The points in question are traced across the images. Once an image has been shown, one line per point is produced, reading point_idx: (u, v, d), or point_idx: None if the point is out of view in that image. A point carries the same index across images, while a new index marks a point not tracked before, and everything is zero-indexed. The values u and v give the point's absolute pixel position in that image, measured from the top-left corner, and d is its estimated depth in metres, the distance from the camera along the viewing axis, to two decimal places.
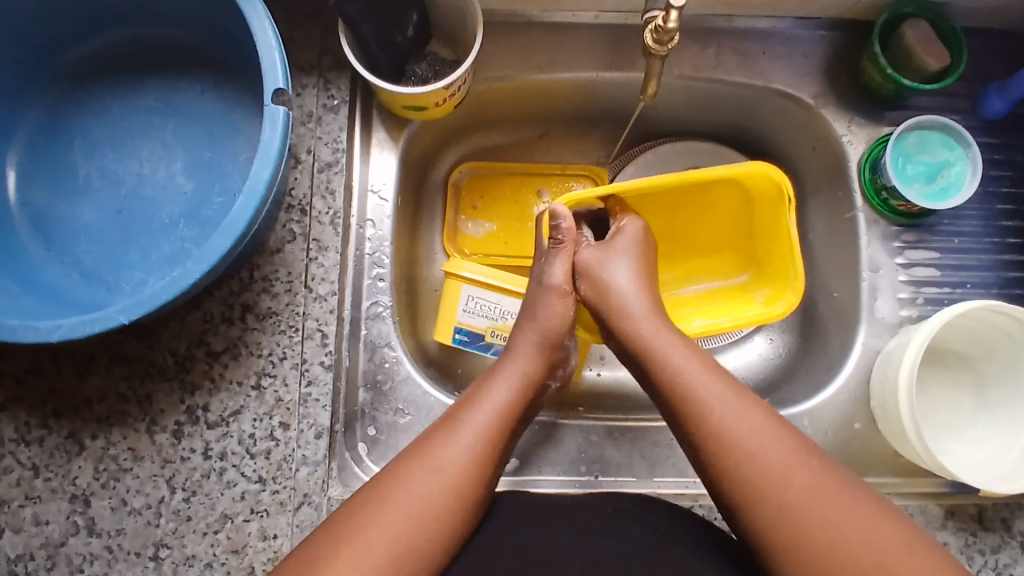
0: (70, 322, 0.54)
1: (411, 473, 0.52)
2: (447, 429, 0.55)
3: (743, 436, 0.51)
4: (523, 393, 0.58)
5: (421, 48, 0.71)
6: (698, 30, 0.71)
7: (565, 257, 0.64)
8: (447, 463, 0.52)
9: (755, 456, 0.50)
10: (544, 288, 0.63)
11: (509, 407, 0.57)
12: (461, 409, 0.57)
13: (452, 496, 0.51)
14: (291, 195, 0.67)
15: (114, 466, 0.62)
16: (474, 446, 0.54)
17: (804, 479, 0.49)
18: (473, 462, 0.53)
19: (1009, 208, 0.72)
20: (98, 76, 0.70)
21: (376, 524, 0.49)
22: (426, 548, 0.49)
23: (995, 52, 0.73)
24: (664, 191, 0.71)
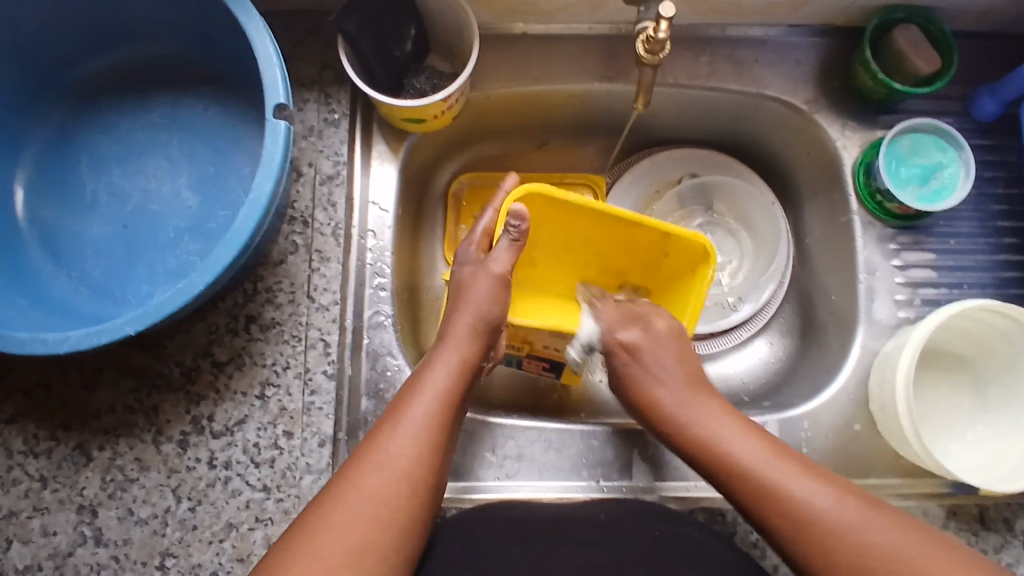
0: (77, 334, 0.55)
1: (362, 472, 0.53)
2: (390, 422, 0.56)
3: (692, 414, 0.61)
4: (461, 381, 0.59)
5: (419, 61, 0.72)
6: (692, 39, 0.72)
7: (512, 246, 0.63)
8: (393, 457, 0.53)
9: (708, 429, 0.59)
10: (485, 270, 0.63)
11: (446, 395, 0.58)
12: (403, 401, 0.57)
13: (401, 487, 0.52)
14: (293, 207, 0.68)
15: (121, 477, 0.63)
16: (417, 438, 0.55)
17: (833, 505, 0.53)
18: (417, 452, 0.54)
19: (1004, 209, 0.72)
20: (104, 95, 0.72)
21: (330, 525, 0.50)
22: (383, 542, 0.50)
23: (986, 54, 0.74)
24: (593, 226, 0.69)
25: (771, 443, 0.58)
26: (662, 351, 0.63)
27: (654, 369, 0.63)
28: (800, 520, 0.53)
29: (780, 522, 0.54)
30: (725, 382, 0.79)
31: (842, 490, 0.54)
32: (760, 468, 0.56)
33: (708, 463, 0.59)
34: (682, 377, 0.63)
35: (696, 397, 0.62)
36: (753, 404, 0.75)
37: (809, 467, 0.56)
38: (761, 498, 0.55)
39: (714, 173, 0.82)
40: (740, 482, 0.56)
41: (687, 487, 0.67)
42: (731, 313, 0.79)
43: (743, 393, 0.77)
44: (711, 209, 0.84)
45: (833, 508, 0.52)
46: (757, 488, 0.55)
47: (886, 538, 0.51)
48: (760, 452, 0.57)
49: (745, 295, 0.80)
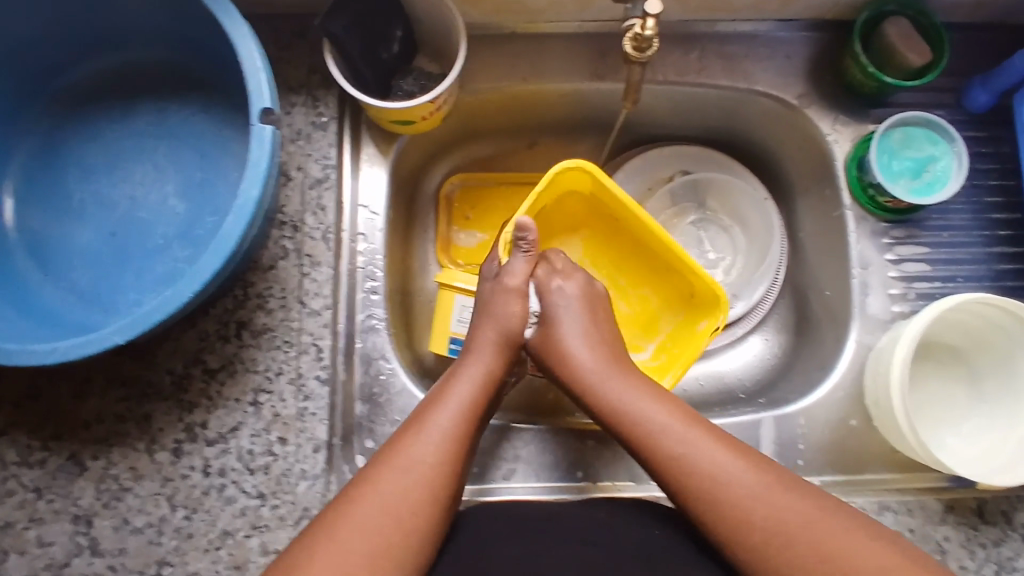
0: (66, 345, 0.54)
1: (383, 474, 0.52)
2: (412, 428, 0.56)
3: (608, 378, 0.60)
4: (484, 393, 0.59)
5: (407, 63, 0.72)
6: (681, 35, 0.72)
7: (526, 259, 0.65)
8: (418, 461, 0.53)
9: (615, 396, 0.58)
10: (501, 285, 0.64)
11: (471, 403, 0.58)
12: (428, 409, 0.57)
13: (424, 491, 0.52)
14: (283, 212, 0.67)
15: (115, 486, 0.62)
16: (440, 442, 0.55)
17: (745, 474, 0.52)
18: (444, 459, 0.54)
19: (998, 201, 0.72)
20: (90, 103, 0.71)
21: (350, 523, 0.50)
22: (406, 544, 0.50)
23: (977, 46, 0.73)
24: (628, 218, 0.73)
25: (683, 409, 0.57)
26: (574, 306, 0.64)
27: (570, 325, 0.62)
28: (693, 484, 0.53)
29: (681, 484, 0.53)
30: (720, 378, 0.79)
31: (745, 457, 0.53)
32: (675, 435, 0.55)
33: (618, 423, 0.58)
34: (596, 346, 0.62)
35: (618, 369, 0.60)
36: (748, 401, 0.75)
37: (717, 434, 0.55)
38: (668, 461, 0.54)
39: (709, 170, 0.81)
40: (645, 444, 0.56)
41: None
42: None
43: (739, 390, 0.77)
44: (704, 206, 0.83)
45: (748, 475, 0.52)
46: (666, 456, 0.54)
47: (776, 509, 0.50)
48: (667, 416, 0.56)
49: (739, 292, 0.79)
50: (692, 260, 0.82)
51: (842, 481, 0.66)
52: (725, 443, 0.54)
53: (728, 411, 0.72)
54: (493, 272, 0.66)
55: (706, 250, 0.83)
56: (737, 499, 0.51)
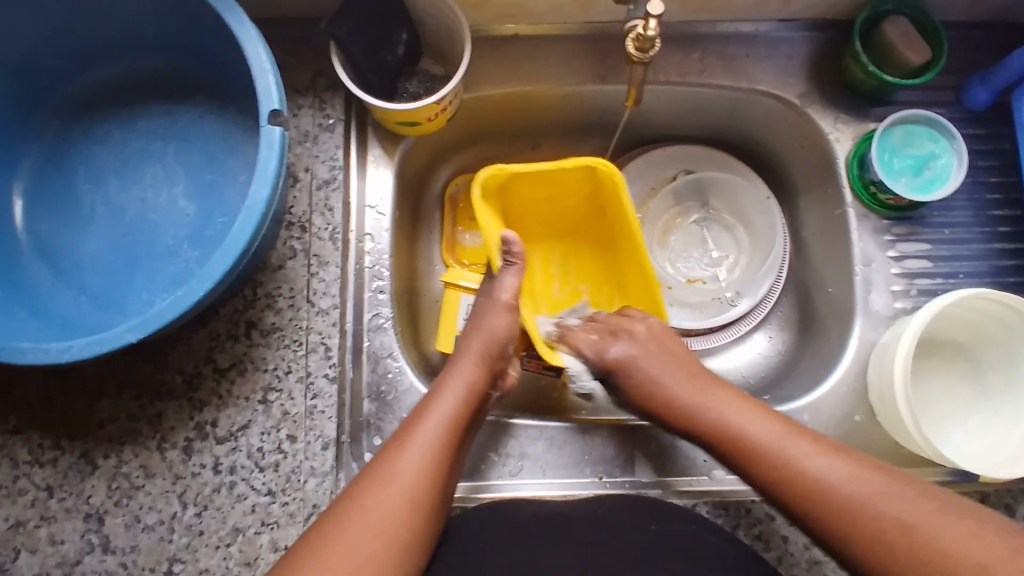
0: (79, 344, 0.55)
1: (368, 489, 0.53)
2: (397, 443, 0.57)
3: (704, 402, 0.61)
4: (469, 405, 0.60)
5: (411, 65, 0.73)
6: (683, 36, 0.73)
7: (518, 272, 0.66)
8: (401, 475, 0.54)
9: (720, 412, 0.60)
10: (493, 300, 0.65)
11: (454, 417, 0.58)
12: (412, 424, 0.58)
13: (407, 503, 0.53)
14: (291, 213, 0.68)
15: (127, 484, 0.63)
16: (423, 456, 0.55)
17: (843, 480, 0.53)
18: (425, 472, 0.55)
19: (999, 197, 0.72)
20: (100, 108, 0.72)
21: (336, 537, 0.51)
22: (389, 555, 0.50)
23: (975, 44, 0.74)
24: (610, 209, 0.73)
25: (785, 423, 0.58)
26: (648, 351, 0.65)
27: (647, 360, 0.65)
28: (815, 500, 0.53)
29: (808, 504, 0.53)
30: (724, 375, 0.79)
31: (861, 466, 0.53)
32: (779, 448, 0.56)
33: (727, 451, 0.59)
34: (680, 370, 0.64)
35: (701, 388, 0.62)
36: (753, 398, 0.75)
37: (824, 442, 0.56)
38: (782, 479, 0.55)
39: (711, 169, 0.82)
40: (755, 467, 0.56)
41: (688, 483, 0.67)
42: (730, 308, 0.79)
43: (743, 386, 0.78)
44: (707, 206, 0.84)
45: (854, 484, 0.52)
46: (774, 474, 0.55)
47: (907, 512, 0.50)
48: (769, 432, 0.57)
49: (744, 290, 0.80)
50: (696, 259, 0.83)
51: None
52: (829, 450, 0.55)
53: None
54: (488, 288, 0.67)
55: (710, 249, 0.83)
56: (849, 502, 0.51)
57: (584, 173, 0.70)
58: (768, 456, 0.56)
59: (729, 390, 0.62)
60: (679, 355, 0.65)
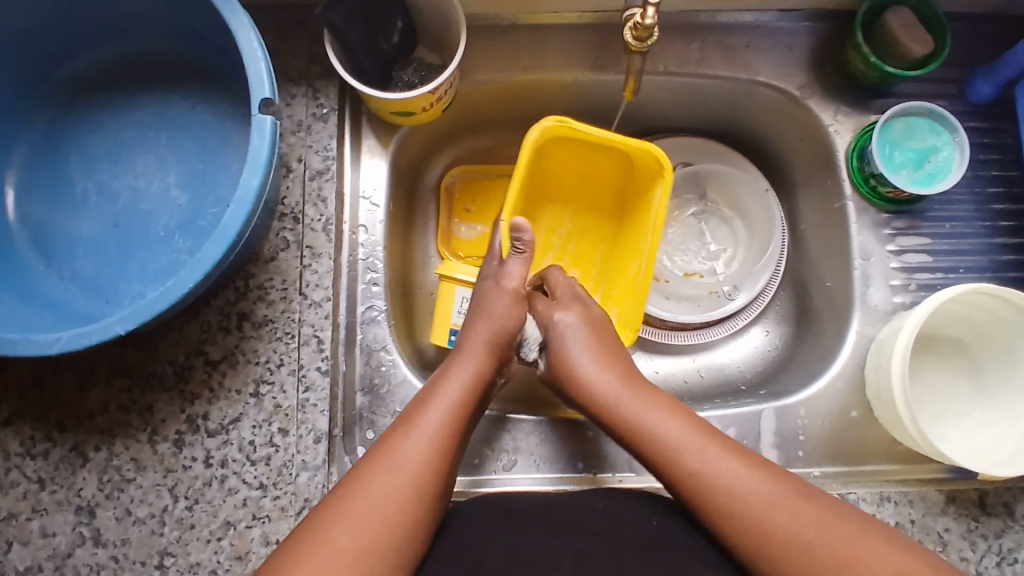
0: (68, 335, 0.54)
1: (372, 473, 0.53)
2: (402, 428, 0.56)
3: (616, 391, 0.60)
4: (474, 394, 0.59)
5: (407, 53, 0.72)
6: (682, 26, 0.72)
7: (523, 261, 0.66)
8: (405, 463, 0.53)
9: (636, 413, 0.59)
10: (498, 287, 0.65)
11: (461, 405, 0.58)
12: (417, 409, 0.58)
13: (412, 491, 0.52)
14: (284, 204, 0.67)
15: (118, 477, 0.63)
16: (429, 442, 0.55)
17: (772, 498, 0.52)
18: (430, 458, 0.54)
19: (1000, 192, 0.72)
20: (91, 94, 0.71)
21: (338, 523, 0.50)
22: (389, 543, 0.50)
23: (978, 35, 0.73)
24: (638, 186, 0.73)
25: (697, 426, 0.57)
26: (587, 331, 0.65)
27: (577, 348, 0.63)
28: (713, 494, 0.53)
29: (707, 501, 0.53)
30: (721, 370, 0.79)
31: (771, 475, 0.53)
32: (695, 454, 0.55)
33: (637, 443, 0.58)
34: (611, 371, 0.62)
35: (636, 391, 0.60)
36: (749, 392, 0.75)
37: (740, 452, 0.55)
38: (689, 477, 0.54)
39: (710, 162, 0.81)
40: (667, 462, 0.56)
41: None
42: (726, 302, 0.78)
43: (740, 381, 0.77)
44: (704, 198, 0.83)
45: (775, 502, 0.51)
46: (694, 482, 0.54)
47: (809, 524, 0.50)
48: (678, 429, 0.56)
49: (740, 284, 0.79)
50: (692, 252, 0.82)
51: (842, 472, 0.66)
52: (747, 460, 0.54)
53: (729, 402, 0.72)
54: (493, 271, 0.67)
55: (707, 242, 0.82)
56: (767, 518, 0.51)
57: (651, 165, 0.69)
58: (684, 460, 0.55)
59: (645, 394, 0.60)
60: (615, 358, 0.64)
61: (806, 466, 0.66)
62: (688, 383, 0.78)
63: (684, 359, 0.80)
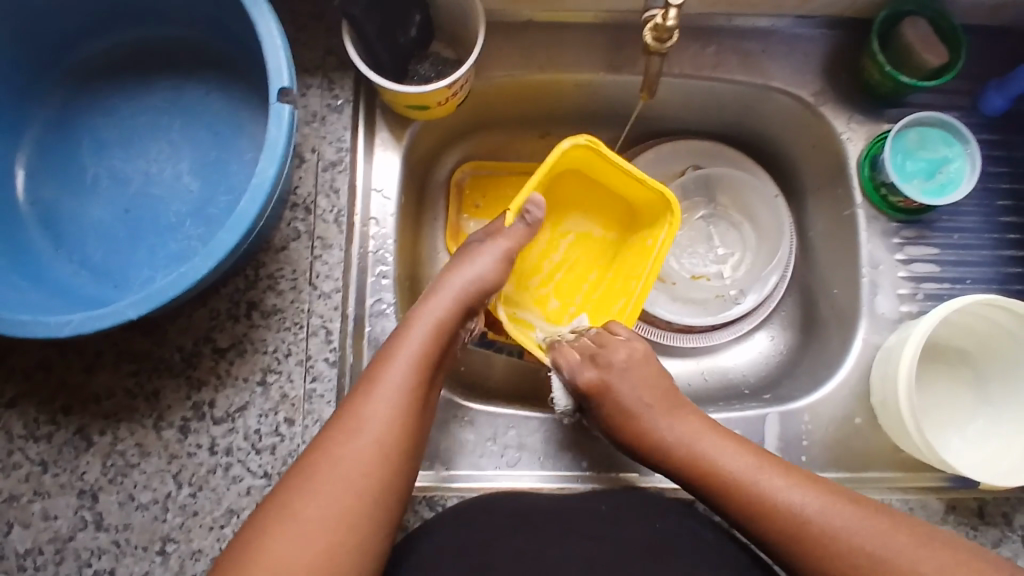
0: (79, 317, 0.54)
1: (338, 438, 0.53)
2: (365, 387, 0.55)
3: (658, 418, 0.61)
4: (438, 346, 0.59)
5: (424, 47, 0.72)
6: (699, 29, 0.72)
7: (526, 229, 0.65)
8: (367, 423, 0.53)
9: (688, 441, 0.59)
10: (494, 240, 0.64)
11: (422, 359, 0.57)
12: (379, 366, 0.57)
13: (375, 451, 0.52)
14: (296, 194, 0.67)
15: (122, 462, 0.63)
16: (391, 402, 0.55)
17: (845, 522, 0.53)
18: (390, 416, 0.54)
19: (1009, 204, 0.72)
20: (106, 78, 0.71)
21: (305, 495, 0.50)
22: (360, 506, 0.50)
23: (993, 49, 0.73)
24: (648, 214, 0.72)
25: (752, 451, 0.58)
26: (628, 379, 0.63)
27: (618, 373, 0.63)
28: (772, 516, 0.54)
29: (765, 523, 0.54)
30: (725, 373, 0.79)
31: (826, 490, 0.55)
32: (748, 479, 0.56)
33: (687, 472, 0.59)
34: (652, 393, 0.62)
35: (676, 413, 0.61)
36: (753, 397, 0.75)
37: (796, 472, 0.57)
38: (745, 500, 0.55)
39: (721, 166, 0.81)
40: (724, 489, 0.57)
41: None
42: (733, 306, 0.78)
43: (744, 385, 0.77)
44: (715, 202, 0.83)
45: (855, 526, 0.52)
46: (764, 513, 0.55)
47: (870, 540, 0.52)
48: (733, 453, 0.58)
49: (748, 288, 0.79)
50: (700, 256, 0.82)
51: (844, 478, 0.67)
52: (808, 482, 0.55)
53: (733, 406, 0.73)
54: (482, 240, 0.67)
55: (715, 246, 0.82)
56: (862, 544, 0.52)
57: (660, 201, 0.69)
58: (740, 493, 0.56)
59: (701, 421, 0.61)
60: (658, 382, 0.64)
61: (808, 472, 0.67)
62: (692, 386, 0.78)
63: (688, 360, 0.80)
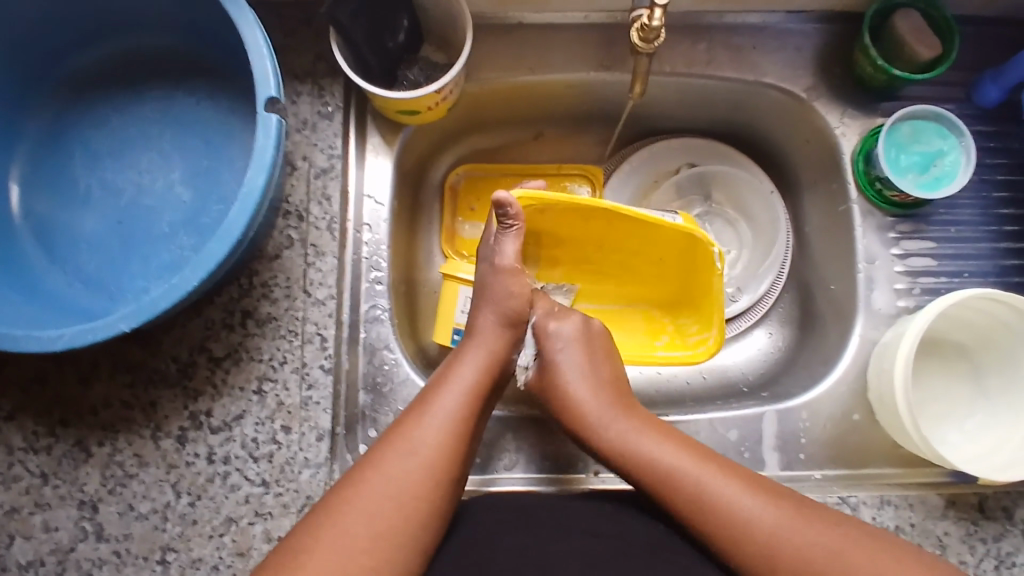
0: (72, 331, 0.54)
1: (389, 457, 0.53)
2: (418, 411, 0.56)
3: (608, 418, 0.60)
4: (489, 375, 0.60)
5: (413, 52, 0.72)
6: (690, 26, 0.72)
7: (514, 237, 0.63)
8: (424, 444, 0.54)
9: (625, 435, 0.58)
10: (495, 266, 0.63)
11: (476, 387, 0.58)
12: (434, 390, 0.58)
13: (429, 474, 0.53)
14: (288, 202, 0.67)
15: (120, 472, 0.63)
16: (445, 426, 0.55)
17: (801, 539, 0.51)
18: (446, 441, 0.54)
19: (1006, 196, 0.71)
20: (95, 91, 0.71)
21: (356, 508, 0.50)
22: (407, 527, 0.50)
23: (988, 39, 0.72)
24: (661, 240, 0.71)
25: (704, 455, 0.57)
26: (573, 350, 0.63)
27: (568, 359, 0.63)
28: (721, 530, 0.52)
29: (713, 533, 0.53)
30: (724, 372, 0.78)
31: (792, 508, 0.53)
32: (696, 482, 0.54)
33: (625, 465, 0.58)
34: (595, 389, 0.62)
35: (626, 411, 0.60)
36: (751, 395, 0.75)
37: (749, 480, 0.55)
38: (692, 506, 0.54)
39: (715, 164, 0.81)
40: (661, 487, 0.55)
41: None
42: (730, 303, 0.79)
43: (742, 383, 0.77)
44: (710, 199, 0.83)
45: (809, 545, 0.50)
46: (698, 514, 0.53)
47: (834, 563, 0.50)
48: (685, 460, 0.56)
49: (744, 286, 0.80)
50: None
51: (844, 475, 0.66)
52: (763, 492, 0.54)
53: (731, 404, 0.72)
54: (490, 252, 0.64)
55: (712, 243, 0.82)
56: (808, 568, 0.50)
57: (705, 256, 0.69)
58: (673, 487, 0.55)
59: (652, 426, 0.59)
60: (605, 380, 0.63)
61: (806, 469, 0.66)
62: (690, 385, 0.78)
63: None
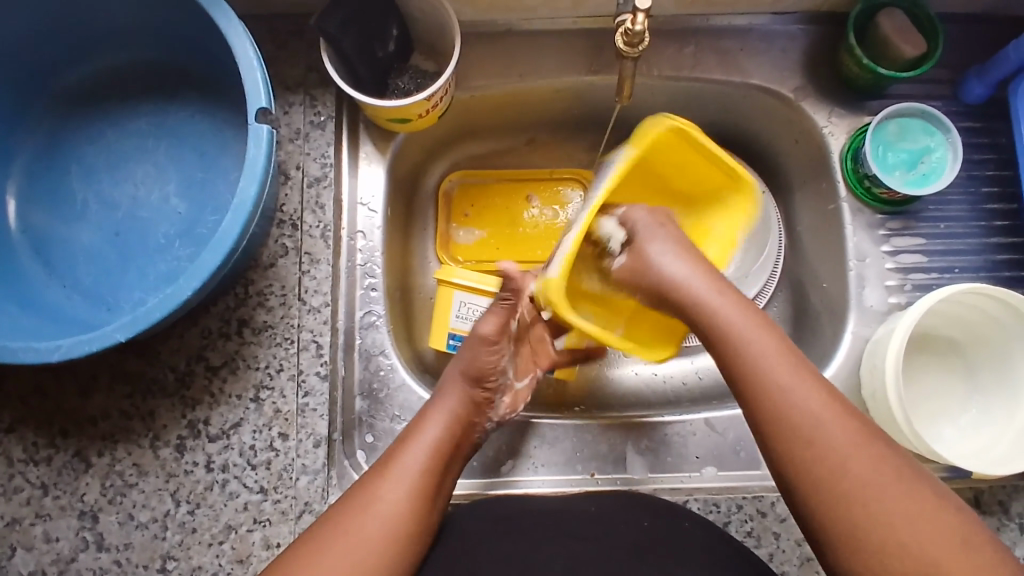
0: (69, 342, 0.55)
1: (344, 530, 0.51)
2: (374, 481, 0.55)
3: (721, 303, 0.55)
4: (451, 442, 0.58)
5: (403, 61, 0.72)
6: (676, 30, 0.73)
7: (505, 312, 0.62)
8: (379, 515, 0.52)
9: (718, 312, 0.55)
10: (473, 338, 0.61)
11: (436, 454, 0.57)
12: (394, 457, 0.56)
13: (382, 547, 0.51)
14: (282, 210, 0.68)
15: (120, 482, 0.63)
16: (402, 497, 0.53)
17: (885, 487, 0.47)
18: (403, 511, 0.53)
19: (994, 191, 0.72)
20: (91, 105, 0.72)
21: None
22: None
23: (973, 36, 0.73)
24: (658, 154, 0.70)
25: (818, 384, 0.52)
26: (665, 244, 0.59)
27: (662, 247, 0.58)
28: (797, 448, 0.49)
29: (787, 447, 0.50)
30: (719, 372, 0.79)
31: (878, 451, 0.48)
32: (779, 391, 0.51)
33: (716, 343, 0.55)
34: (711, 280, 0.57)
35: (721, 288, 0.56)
36: None
37: (849, 411, 0.50)
38: (767, 408, 0.51)
39: None
40: (739, 373, 0.53)
41: (681, 479, 0.67)
42: None
43: None
44: None
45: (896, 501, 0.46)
46: (783, 430, 0.50)
47: (897, 515, 0.46)
48: (778, 362, 0.52)
49: (738, 285, 0.79)
50: None
51: None
52: (861, 431, 0.49)
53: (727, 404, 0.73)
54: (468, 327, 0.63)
55: None
56: (883, 523, 0.46)
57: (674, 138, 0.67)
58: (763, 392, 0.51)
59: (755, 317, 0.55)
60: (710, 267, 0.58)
61: None
62: (686, 386, 0.78)
63: (683, 360, 0.79)
